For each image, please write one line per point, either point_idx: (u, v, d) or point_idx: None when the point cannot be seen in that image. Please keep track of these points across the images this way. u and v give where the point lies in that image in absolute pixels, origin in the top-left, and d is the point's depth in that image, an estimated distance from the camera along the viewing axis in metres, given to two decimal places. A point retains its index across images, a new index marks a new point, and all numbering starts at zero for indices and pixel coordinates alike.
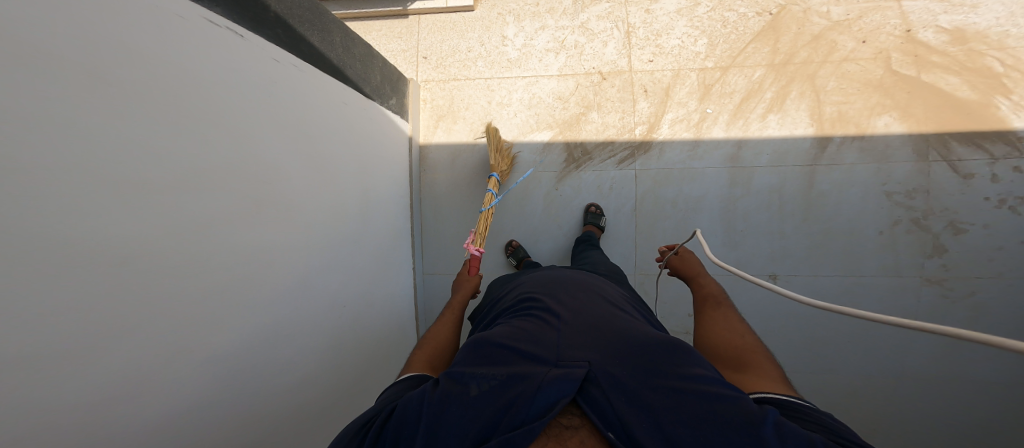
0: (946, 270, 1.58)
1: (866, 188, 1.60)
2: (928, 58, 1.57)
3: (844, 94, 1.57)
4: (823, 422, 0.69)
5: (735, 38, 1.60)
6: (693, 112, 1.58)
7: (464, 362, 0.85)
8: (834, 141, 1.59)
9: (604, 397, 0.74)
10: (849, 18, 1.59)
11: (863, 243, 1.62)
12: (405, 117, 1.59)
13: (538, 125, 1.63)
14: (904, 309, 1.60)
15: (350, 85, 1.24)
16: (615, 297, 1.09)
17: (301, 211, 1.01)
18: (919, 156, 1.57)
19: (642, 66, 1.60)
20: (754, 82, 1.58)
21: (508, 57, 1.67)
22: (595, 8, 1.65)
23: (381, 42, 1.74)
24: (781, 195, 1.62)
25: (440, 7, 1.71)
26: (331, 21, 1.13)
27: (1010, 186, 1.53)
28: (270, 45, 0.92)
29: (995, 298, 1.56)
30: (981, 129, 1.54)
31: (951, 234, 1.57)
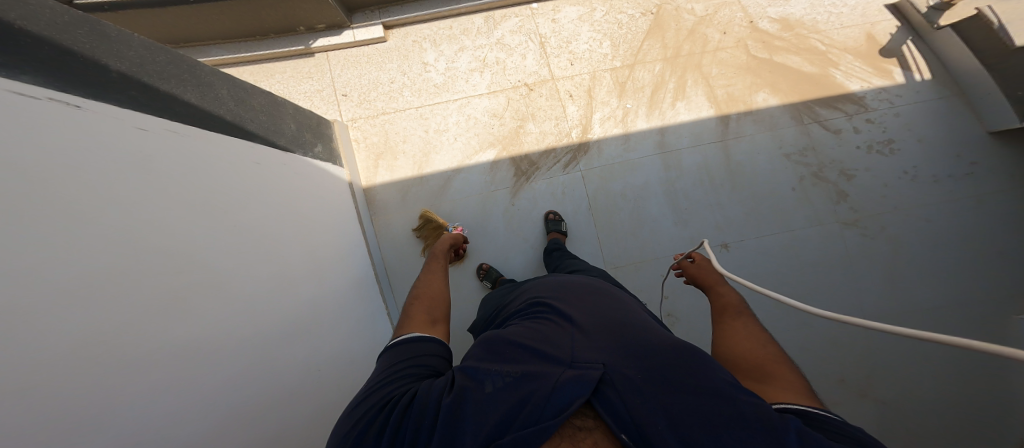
0: (855, 211, 1.78)
1: (770, 153, 1.83)
2: (773, 43, 1.96)
3: (727, 78, 1.87)
4: (854, 436, 0.61)
5: (631, 37, 1.86)
6: (617, 108, 1.77)
7: (475, 359, 0.76)
8: (732, 118, 1.85)
9: (620, 399, 0.63)
10: (709, 14, 1.95)
11: (785, 199, 1.81)
12: (340, 163, 1.61)
13: (480, 145, 1.72)
14: (840, 252, 1.76)
15: (256, 141, 1.16)
16: (629, 300, 0.98)
17: (233, 279, 0.90)
18: (797, 120, 1.87)
19: (563, 73, 1.79)
20: (657, 75, 1.83)
21: (434, 83, 1.79)
22: (506, 24, 1.84)
23: (291, 83, 1.78)
24: (708, 170, 1.80)
25: (348, 42, 1.80)
26: (200, 77, 1.04)
27: (870, 134, 1.85)
28: (128, 112, 0.78)
29: (904, 230, 1.75)
30: (827, 94, 1.90)
31: (845, 180, 1.81)
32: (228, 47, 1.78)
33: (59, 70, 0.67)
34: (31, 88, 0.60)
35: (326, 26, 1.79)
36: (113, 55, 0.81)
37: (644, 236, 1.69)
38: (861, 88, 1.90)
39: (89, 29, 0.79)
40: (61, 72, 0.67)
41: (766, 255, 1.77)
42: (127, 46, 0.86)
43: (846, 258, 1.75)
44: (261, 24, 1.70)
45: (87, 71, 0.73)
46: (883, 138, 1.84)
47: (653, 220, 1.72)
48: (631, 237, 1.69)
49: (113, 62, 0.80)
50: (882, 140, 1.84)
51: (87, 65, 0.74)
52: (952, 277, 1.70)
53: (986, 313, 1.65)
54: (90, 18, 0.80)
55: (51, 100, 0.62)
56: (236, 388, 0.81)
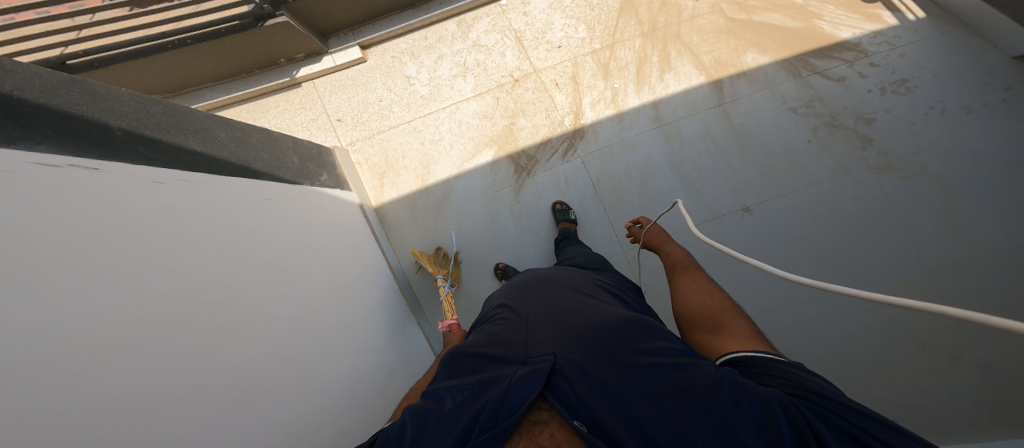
0: (887, 155, 1.68)
1: (774, 110, 1.78)
2: (749, 4, 1.92)
3: (710, 44, 1.86)
4: (791, 377, 0.59)
5: (605, 18, 1.87)
6: (606, 89, 1.77)
7: (439, 379, 0.79)
8: (725, 82, 1.81)
9: (570, 387, 0.65)
10: None
11: (801, 152, 1.72)
12: (348, 188, 1.64)
13: (477, 148, 1.75)
14: (875, 199, 1.64)
15: (263, 178, 1.18)
16: (589, 282, 1.00)
17: (270, 313, 0.93)
18: (793, 75, 1.82)
19: (543, 64, 1.81)
20: (639, 51, 1.83)
21: (422, 94, 1.85)
22: (479, 26, 1.88)
23: (287, 116, 1.89)
24: (711, 135, 1.74)
25: (330, 66, 1.88)
26: (196, 123, 1.06)
27: (879, 77, 1.76)
28: (141, 168, 0.80)
29: (947, 166, 1.62)
30: (823, 46, 1.84)
31: (865, 124, 1.72)
32: (221, 88, 1.91)
33: (65, 135, 0.69)
34: (50, 158, 0.63)
35: (306, 55, 1.89)
36: (109, 111, 0.83)
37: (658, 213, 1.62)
38: (853, 36, 1.83)
39: (79, 90, 0.80)
40: (75, 139, 0.70)
41: (796, 213, 1.66)
42: (119, 102, 0.87)
43: (883, 203, 1.63)
44: (244, 61, 1.82)
45: (92, 134, 0.75)
46: (895, 78, 1.74)
47: (663, 193, 1.66)
48: (643, 215, 1.63)
49: (112, 121, 0.81)
50: (894, 81, 1.74)
51: (91, 127, 0.76)
52: (1006, 206, 1.54)
53: None
54: (75, 79, 0.81)
55: (68, 166, 0.65)
56: (269, 421, 0.79)
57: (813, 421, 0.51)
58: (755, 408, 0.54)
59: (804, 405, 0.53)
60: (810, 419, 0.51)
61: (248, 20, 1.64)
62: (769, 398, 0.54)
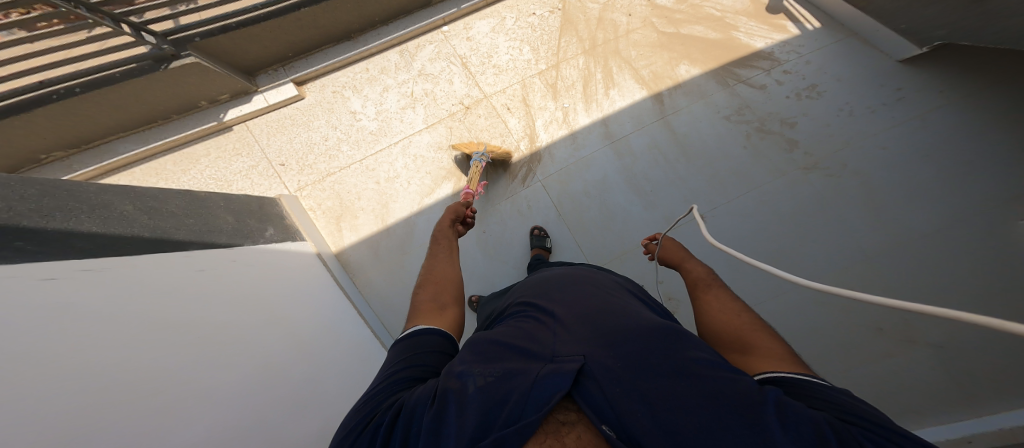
0: (811, 155, 1.80)
1: (710, 119, 1.88)
2: (675, 17, 2.04)
3: (646, 58, 1.94)
4: (836, 400, 0.57)
5: (547, 37, 1.88)
6: (558, 110, 1.78)
7: (459, 358, 0.71)
8: (665, 95, 1.89)
9: (599, 388, 0.58)
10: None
11: (740, 159, 1.83)
12: (301, 238, 1.48)
13: (435, 182, 1.68)
14: (808, 195, 1.75)
15: (189, 248, 1.01)
16: (615, 285, 0.94)
17: (224, 383, 0.82)
18: (722, 83, 1.93)
19: (493, 88, 1.78)
20: (584, 69, 1.86)
21: (370, 130, 1.74)
22: (423, 54, 1.82)
23: (221, 165, 1.69)
24: (659, 148, 1.80)
25: (261, 105, 1.73)
26: (90, 201, 0.94)
27: (793, 83, 1.91)
28: (28, 266, 0.67)
29: (865, 161, 1.76)
30: (744, 54, 1.98)
31: (790, 128, 1.84)
32: (137, 138, 1.67)
33: None
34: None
35: (230, 96, 1.73)
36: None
37: (619, 227, 1.64)
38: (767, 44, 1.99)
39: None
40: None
41: (747, 215, 1.76)
42: None
43: (819, 198, 1.75)
44: (156, 107, 1.61)
45: None
46: (806, 84, 1.90)
47: (624, 210, 1.68)
48: (605, 232, 1.65)
49: None
50: (806, 86, 1.90)
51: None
52: (926, 187, 1.68)
53: (982, 221, 1.58)
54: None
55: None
56: None
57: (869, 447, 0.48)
58: (807, 428, 0.50)
59: (859, 433, 0.51)
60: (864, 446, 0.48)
61: (147, 62, 1.48)
62: (820, 423, 0.51)
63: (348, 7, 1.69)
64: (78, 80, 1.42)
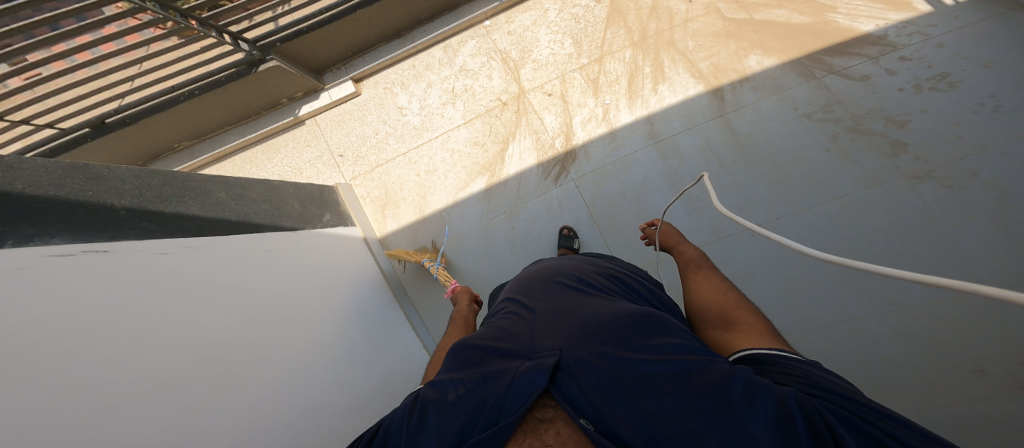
0: (923, 162, 1.42)
1: (783, 117, 1.59)
2: (748, 1, 1.80)
3: (706, 49, 1.75)
4: (806, 375, 0.54)
5: (592, 29, 1.80)
6: (598, 106, 1.70)
7: (443, 370, 0.72)
8: (726, 89, 1.68)
9: (574, 383, 0.59)
10: None
11: (820, 164, 1.51)
12: (352, 223, 1.62)
13: (470, 177, 1.73)
14: (913, 212, 1.38)
15: (265, 230, 1.13)
16: (593, 272, 0.94)
17: (279, 355, 0.91)
18: (807, 76, 1.63)
19: (531, 84, 1.76)
20: (630, 63, 1.74)
21: (414, 125, 1.85)
22: (465, 50, 1.87)
23: (296, 155, 1.93)
24: (713, 150, 1.60)
25: (327, 102, 1.93)
26: (195, 188, 1.05)
27: (914, 72, 1.52)
28: (149, 241, 0.79)
29: (1006, 172, 1.33)
30: (840, 40, 1.65)
31: (897, 127, 1.48)
32: (237, 131, 1.96)
33: (70, 227, 0.68)
34: (63, 247, 0.64)
35: (304, 93, 1.94)
36: (111, 192, 0.83)
37: None
38: (877, 27, 1.63)
39: (82, 175, 0.80)
40: (54, 222, 0.66)
41: (818, 230, 1.45)
42: (121, 181, 0.87)
43: (927, 216, 1.36)
44: (251, 104, 1.88)
45: (96, 218, 0.75)
46: (933, 73, 1.50)
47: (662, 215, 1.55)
48: (639, 237, 1.54)
49: (114, 200, 0.81)
50: (933, 76, 1.50)
51: (96, 211, 0.76)
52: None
53: None
54: (76, 165, 0.81)
55: (55, 256, 0.62)
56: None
57: (830, 418, 0.45)
58: (770, 407, 0.48)
59: (823, 407, 0.47)
60: (829, 421, 0.45)
61: (243, 67, 1.72)
62: (785, 398, 0.48)
63: (399, 5, 1.79)
64: (196, 84, 1.71)
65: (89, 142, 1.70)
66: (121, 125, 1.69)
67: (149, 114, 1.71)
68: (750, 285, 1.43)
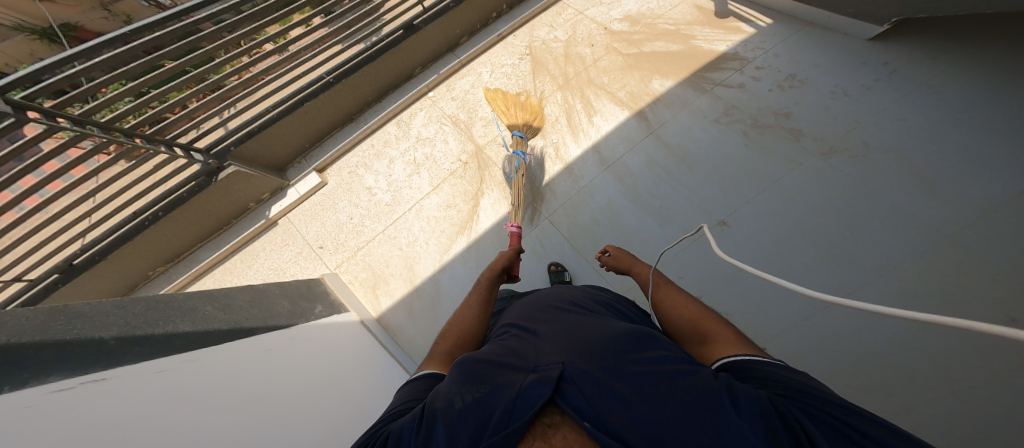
0: (820, 140, 1.68)
1: (700, 122, 1.86)
2: (634, 38, 2.13)
3: (619, 81, 2.00)
4: (778, 379, 0.57)
5: (523, 81, 1.97)
6: (550, 144, 1.83)
7: (445, 379, 0.66)
8: (647, 110, 1.92)
9: (579, 390, 0.56)
10: (571, 36, 2.12)
11: (748, 157, 1.74)
12: (345, 308, 1.45)
13: (450, 238, 1.66)
14: (839, 183, 1.58)
15: (257, 332, 1.04)
16: (588, 299, 0.93)
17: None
18: (694, 85, 1.96)
19: (485, 139, 1.82)
20: (564, 104, 1.92)
21: (386, 201, 1.76)
22: (416, 121, 1.90)
23: (276, 255, 1.70)
24: (657, 163, 1.78)
25: (296, 197, 1.77)
26: (180, 306, 1.01)
27: (771, 74, 1.89)
28: (144, 365, 0.80)
29: (896, 138, 1.58)
30: (709, 58, 2.02)
31: (787, 118, 1.77)
32: (211, 245, 1.70)
33: (64, 364, 0.72)
34: (62, 382, 0.68)
35: (271, 193, 1.77)
36: (96, 326, 0.84)
37: (636, 248, 1.59)
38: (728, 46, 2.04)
39: (64, 316, 0.82)
40: (45, 361, 0.71)
41: (767, 212, 1.61)
42: (105, 314, 0.88)
43: (848, 184, 1.57)
44: (218, 216, 1.64)
45: (85, 352, 0.76)
46: (785, 75, 1.87)
47: (637, 230, 1.63)
48: None
49: (101, 333, 0.83)
50: (785, 77, 1.86)
51: (80, 348, 0.77)
52: (947, 140, 1.51)
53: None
54: (58, 308, 0.84)
55: (55, 392, 0.66)
56: None
57: (802, 418, 0.48)
58: (753, 406, 0.50)
59: (792, 405, 0.51)
60: (802, 421, 0.48)
61: (202, 177, 1.53)
62: (764, 400, 0.51)
63: (346, 91, 1.78)
64: (157, 205, 1.47)
65: (61, 287, 1.39)
66: (92, 262, 1.41)
67: (120, 245, 1.44)
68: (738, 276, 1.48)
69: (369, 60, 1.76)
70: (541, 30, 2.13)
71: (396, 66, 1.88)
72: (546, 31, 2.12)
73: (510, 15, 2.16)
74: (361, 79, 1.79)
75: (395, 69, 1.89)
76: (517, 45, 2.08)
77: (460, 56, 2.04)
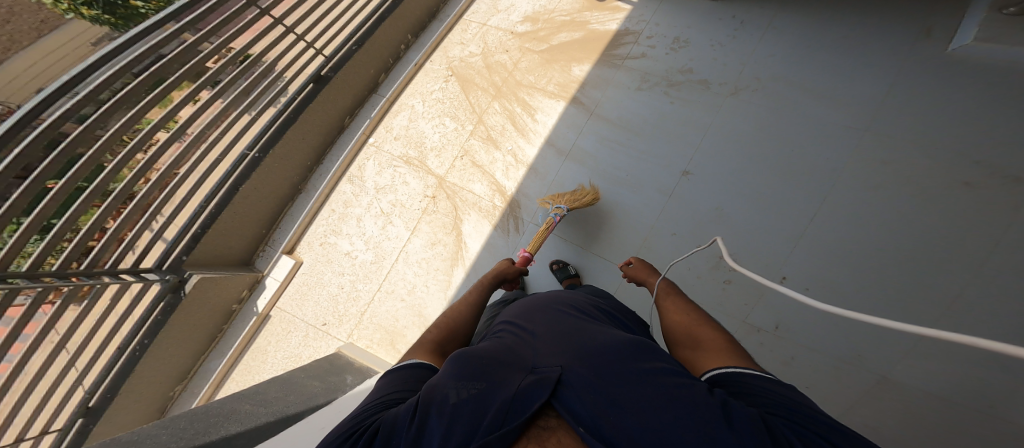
0: (742, 73, 1.62)
1: (629, 87, 1.76)
2: (539, 34, 2.00)
3: (544, 77, 1.91)
4: (772, 398, 0.51)
5: (457, 103, 1.93)
6: (506, 154, 1.76)
7: (442, 372, 0.62)
8: (578, 96, 1.82)
9: (576, 393, 0.52)
10: (485, 47, 2.05)
11: (682, 113, 1.65)
12: (375, 370, 1.41)
13: (447, 272, 1.61)
14: (777, 107, 1.53)
15: (303, 413, 1.04)
16: (587, 303, 0.89)
17: None
18: (606, 64, 1.83)
19: (441, 169, 1.78)
20: (507, 110, 1.87)
21: (369, 259, 1.70)
22: (369, 170, 1.84)
23: (287, 344, 1.66)
24: (605, 138, 1.71)
25: (276, 284, 1.72)
26: (220, 414, 1.09)
27: (662, 37, 1.78)
28: None
29: (810, 49, 1.56)
30: (604, 38, 1.88)
31: (691, 75, 1.68)
32: (216, 352, 1.66)
33: None
34: None
35: (249, 289, 1.73)
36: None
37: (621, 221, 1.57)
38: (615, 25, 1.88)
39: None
40: None
41: (722, 156, 1.55)
42: (156, 436, 0.98)
43: (781, 104, 1.53)
44: (211, 321, 1.60)
45: None
46: (671, 37, 1.76)
47: (618, 205, 1.61)
48: (613, 231, 1.58)
49: None
50: (673, 40, 1.76)
51: None
52: (864, 29, 1.50)
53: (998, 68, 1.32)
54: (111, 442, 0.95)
55: None
56: None
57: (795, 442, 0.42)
58: (747, 423, 0.44)
59: (786, 427, 0.45)
60: (793, 441, 0.42)
61: (168, 296, 1.42)
62: (757, 419, 0.45)
63: (277, 163, 1.68)
64: (139, 333, 1.37)
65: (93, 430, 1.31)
66: (107, 401, 1.32)
67: (126, 377, 1.35)
68: (722, 217, 1.48)
69: (287, 122, 1.66)
70: (455, 49, 2.08)
71: (321, 122, 1.82)
72: (460, 49, 2.08)
73: (418, 43, 2.13)
74: (289, 147, 1.70)
75: (321, 124, 1.82)
76: (437, 71, 2.04)
77: (385, 95, 2.00)
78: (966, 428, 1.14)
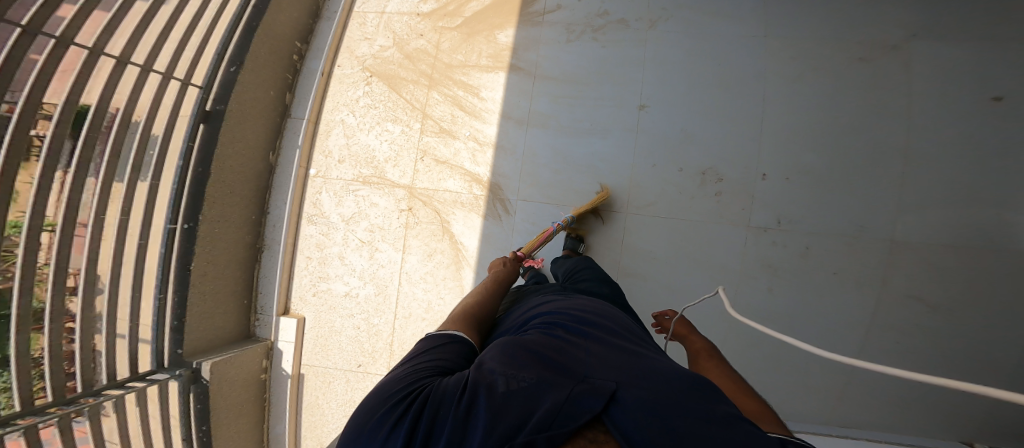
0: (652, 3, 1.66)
1: (558, 39, 1.71)
2: (446, 9, 1.83)
3: (472, 53, 1.77)
4: None
5: (392, 104, 1.76)
6: (466, 141, 1.68)
7: (487, 356, 0.50)
8: (513, 60, 1.73)
9: (635, 411, 0.37)
10: (395, 36, 1.83)
11: (613, 54, 1.66)
12: None
13: (457, 275, 1.57)
14: (705, 27, 1.61)
15: None
16: (638, 331, 0.73)
17: None
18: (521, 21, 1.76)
19: (405, 178, 1.67)
20: (448, 95, 1.74)
21: (371, 291, 1.61)
22: (329, 203, 1.69)
23: (334, 393, 1.58)
24: (556, 96, 1.67)
25: (292, 347, 1.60)
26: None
27: None
28: None
29: None
30: None
31: (607, 15, 1.69)
32: (273, 417, 1.60)
33: None
34: None
35: (269, 356, 1.60)
36: None
37: (603, 170, 1.58)
38: None
39: None
40: None
41: (667, 82, 1.60)
42: None
43: (706, 18, 1.62)
44: (249, 394, 1.51)
45: None
46: None
47: (593, 156, 1.60)
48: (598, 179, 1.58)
49: None
50: None
51: None
52: None
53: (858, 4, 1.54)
54: None
55: None
56: None
57: None
58: None
59: None
60: None
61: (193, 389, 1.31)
62: None
63: (215, 228, 1.44)
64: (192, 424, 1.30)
65: None
66: None
67: None
68: (690, 136, 1.56)
69: (198, 178, 1.38)
70: (360, 47, 1.85)
71: (246, 165, 1.57)
72: (366, 45, 1.84)
73: (313, 48, 1.82)
74: (225, 202, 1.48)
75: (246, 170, 1.57)
76: (354, 76, 1.82)
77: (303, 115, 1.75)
78: (917, 243, 1.42)
